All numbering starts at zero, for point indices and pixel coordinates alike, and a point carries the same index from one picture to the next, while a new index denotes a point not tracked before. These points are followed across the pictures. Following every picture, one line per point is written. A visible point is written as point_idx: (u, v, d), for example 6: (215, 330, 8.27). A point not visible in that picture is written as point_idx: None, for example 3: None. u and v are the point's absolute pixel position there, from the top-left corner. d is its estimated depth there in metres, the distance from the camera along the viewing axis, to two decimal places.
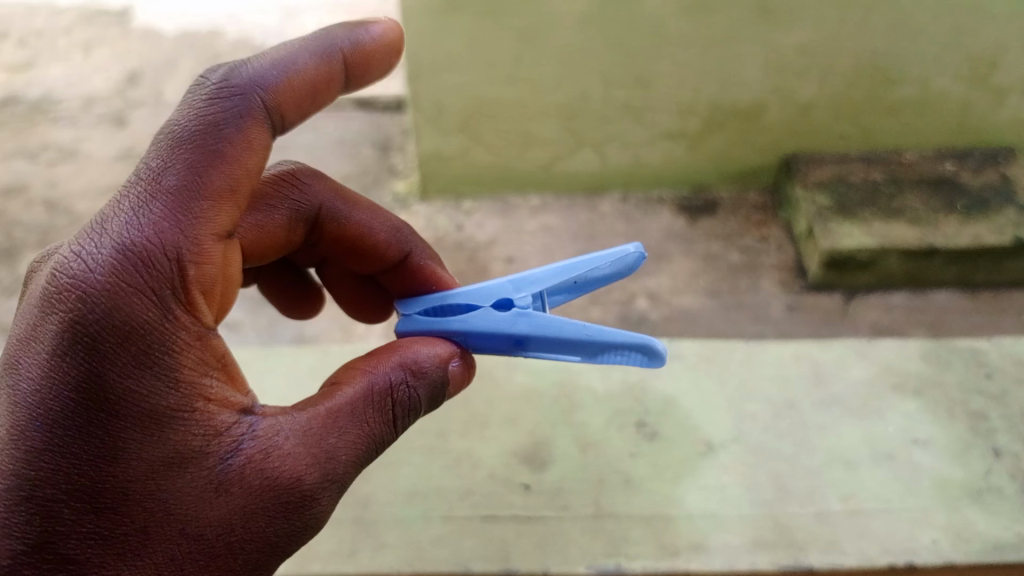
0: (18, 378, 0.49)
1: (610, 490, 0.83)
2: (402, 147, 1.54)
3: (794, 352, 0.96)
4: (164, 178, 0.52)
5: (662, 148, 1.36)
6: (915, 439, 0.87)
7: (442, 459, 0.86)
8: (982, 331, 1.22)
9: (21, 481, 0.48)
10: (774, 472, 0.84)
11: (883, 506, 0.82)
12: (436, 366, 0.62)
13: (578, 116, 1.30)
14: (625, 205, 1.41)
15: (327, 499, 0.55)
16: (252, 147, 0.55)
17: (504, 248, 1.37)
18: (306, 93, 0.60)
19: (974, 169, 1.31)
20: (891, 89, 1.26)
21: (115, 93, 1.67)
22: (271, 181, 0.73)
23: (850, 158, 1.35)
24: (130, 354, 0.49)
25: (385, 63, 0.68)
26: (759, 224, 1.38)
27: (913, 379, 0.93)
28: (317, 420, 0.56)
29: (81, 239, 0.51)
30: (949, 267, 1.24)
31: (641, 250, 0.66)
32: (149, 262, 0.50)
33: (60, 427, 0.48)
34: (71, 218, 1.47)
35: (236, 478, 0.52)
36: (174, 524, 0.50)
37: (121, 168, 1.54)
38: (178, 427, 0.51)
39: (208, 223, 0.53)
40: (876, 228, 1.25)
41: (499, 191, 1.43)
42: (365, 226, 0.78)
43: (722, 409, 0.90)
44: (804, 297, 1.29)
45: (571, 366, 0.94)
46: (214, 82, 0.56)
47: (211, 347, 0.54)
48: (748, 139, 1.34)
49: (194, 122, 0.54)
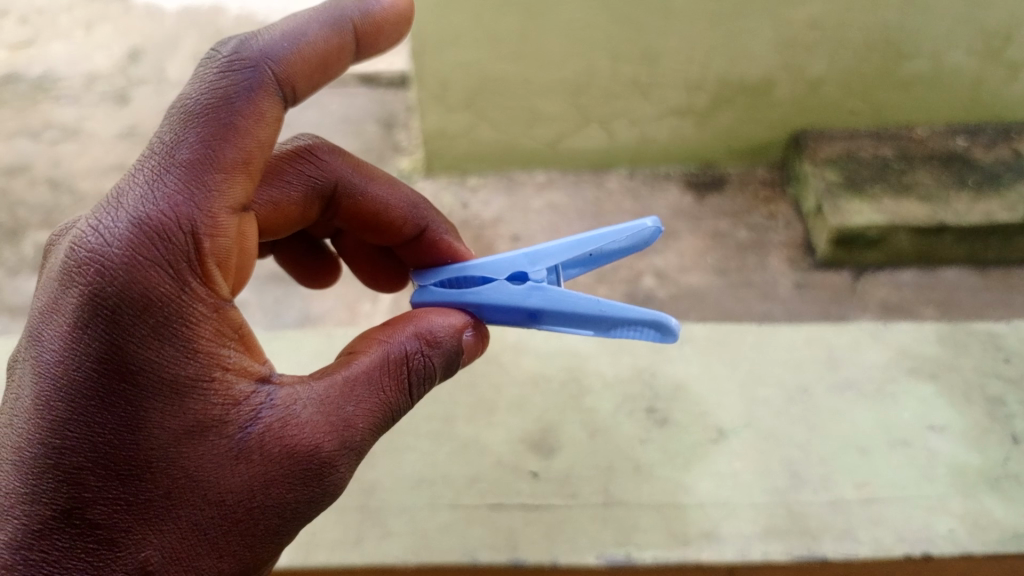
0: (41, 350, 0.51)
1: (620, 478, 0.83)
2: (407, 124, 1.52)
3: (807, 335, 0.95)
4: (177, 151, 0.53)
5: (670, 124, 1.34)
6: (931, 425, 0.86)
7: (448, 446, 0.86)
8: (992, 309, 1.21)
9: (49, 448, 0.50)
10: (786, 459, 0.84)
11: (899, 493, 0.81)
12: (450, 336, 0.63)
13: (586, 92, 1.29)
14: (632, 182, 1.40)
15: (346, 467, 0.57)
16: (263, 122, 0.56)
17: (510, 226, 1.36)
18: (315, 66, 0.60)
19: (987, 144, 1.29)
20: (903, 64, 1.24)
21: (118, 70, 1.66)
22: (285, 156, 0.72)
23: (860, 135, 1.33)
24: (151, 330, 0.50)
25: (395, 33, 0.66)
26: (767, 201, 1.36)
27: (929, 362, 0.92)
28: (334, 389, 0.57)
29: (97, 213, 0.52)
30: (959, 244, 1.23)
31: (659, 225, 0.64)
32: (165, 236, 0.51)
33: (83, 398, 0.50)
34: (75, 197, 1.46)
35: (256, 446, 0.54)
36: (196, 491, 0.52)
37: (124, 147, 1.53)
38: (197, 397, 0.52)
39: (222, 197, 0.54)
40: (887, 205, 1.23)
41: (506, 168, 1.41)
42: (382, 200, 0.77)
43: (734, 394, 0.89)
44: (812, 275, 1.28)
45: (580, 351, 0.94)
46: (226, 55, 0.56)
47: (226, 318, 0.55)
48: (757, 115, 1.32)
49: (205, 96, 0.54)
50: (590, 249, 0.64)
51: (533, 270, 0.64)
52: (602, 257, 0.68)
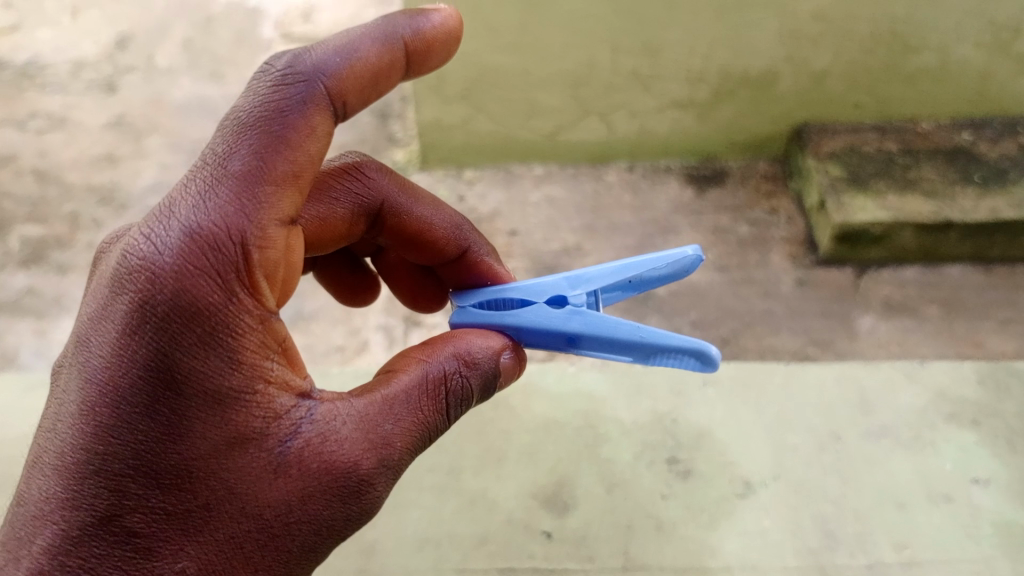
0: (87, 354, 0.49)
1: (642, 537, 0.89)
2: (402, 114, 1.48)
3: (837, 375, 1.03)
4: (230, 163, 0.51)
5: (671, 117, 1.30)
6: (975, 478, 0.93)
7: (455, 502, 0.92)
8: (997, 309, 1.17)
9: (92, 453, 0.48)
10: (820, 515, 0.90)
11: (942, 556, 0.87)
12: (489, 357, 0.61)
13: (585, 84, 1.25)
14: (632, 175, 1.37)
15: (383, 485, 0.55)
16: (314, 134, 0.53)
17: (507, 221, 1.32)
18: (366, 82, 0.56)
19: (993, 139, 1.26)
20: (910, 57, 1.20)
21: (105, 57, 1.62)
22: (335, 172, 0.70)
23: (864, 128, 1.30)
24: (196, 337, 0.48)
25: (444, 52, 0.62)
26: (769, 195, 1.33)
27: (970, 407, 0.99)
28: (374, 405, 0.55)
29: (148, 221, 0.50)
30: (964, 242, 1.20)
31: (699, 253, 0.63)
32: (214, 246, 0.49)
33: (129, 405, 0.48)
34: (62, 188, 1.40)
35: (295, 461, 0.52)
36: (234, 503, 0.50)
37: (112, 137, 1.47)
38: (239, 409, 0.50)
39: (272, 209, 0.52)
40: (891, 202, 1.20)
41: (503, 160, 1.38)
42: (426, 220, 0.74)
43: (763, 445, 0.96)
44: (815, 272, 1.23)
45: (595, 396, 1.02)
46: (279, 69, 0.53)
47: (272, 331, 0.53)
48: (759, 108, 1.29)
49: (259, 109, 0.52)
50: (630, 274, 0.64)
51: (573, 294, 0.64)
52: (641, 284, 0.68)
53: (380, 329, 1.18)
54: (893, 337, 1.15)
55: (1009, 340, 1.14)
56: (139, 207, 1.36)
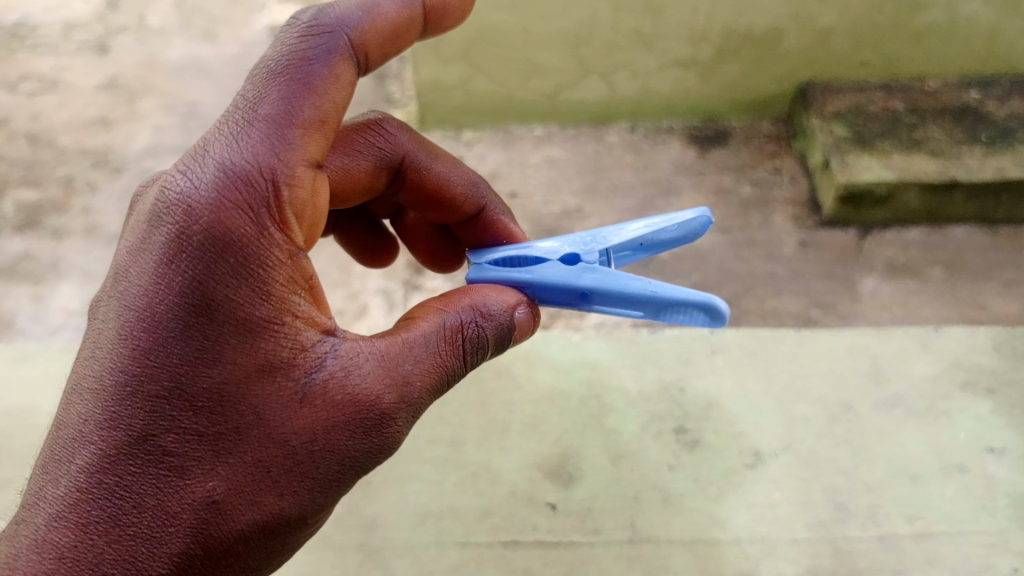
0: (125, 285, 0.52)
1: (649, 510, 0.89)
2: (399, 74, 1.45)
3: (850, 344, 1.01)
4: (260, 106, 0.54)
5: (673, 77, 1.28)
6: (990, 446, 0.93)
7: (457, 476, 0.92)
8: (1001, 271, 1.16)
9: (130, 375, 0.51)
10: (831, 487, 0.90)
11: (956, 528, 0.88)
12: (504, 311, 0.62)
13: (586, 43, 1.22)
14: (633, 136, 1.35)
15: (402, 422, 0.57)
16: (338, 83, 0.56)
17: (507, 182, 1.30)
18: (387, 37, 0.60)
19: (1000, 98, 1.23)
20: (918, 14, 1.17)
21: (96, 17, 1.58)
22: (358, 126, 0.71)
23: (870, 87, 1.27)
24: (229, 265, 0.51)
25: (460, 12, 0.65)
26: (772, 156, 1.31)
27: (986, 375, 0.98)
28: (395, 345, 0.58)
29: (183, 162, 0.53)
30: (969, 203, 1.18)
31: (709, 216, 0.65)
32: (247, 182, 0.52)
33: (165, 330, 0.51)
34: (55, 151, 1.38)
35: (320, 392, 0.54)
36: (262, 427, 0.53)
37: (105, 99, 1.45)
38: (269, 338, 0.53)
39: (299, 151, 0.54)
40: (896, 162, 1.18)
41: (502, 122, 1.35)
42: (445, 177, 0.76)
43: (773, 416, 0.96)
44: (818, 233, 1.22)
45: (599, 364, 1.01)
46: (305, 21, 0.56)
47: (300, 268, 0.56)
48: (763, 67, 1.26)
49: (286, 56, 0.55)
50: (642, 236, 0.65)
51: (588, 252, 0.64)
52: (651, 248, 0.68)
53: (379, 293, 1.17)
54: (896, 299, 1.14)
55: (1012, 302, 1.13)
56: (135, 171, 1.34)
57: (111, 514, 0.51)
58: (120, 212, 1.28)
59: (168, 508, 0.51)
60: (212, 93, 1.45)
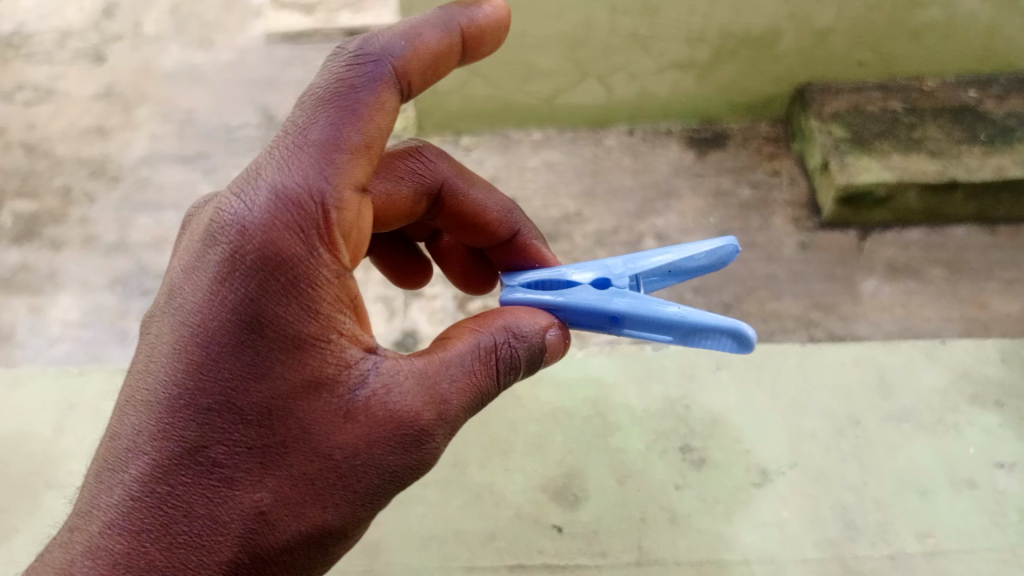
0: (178, 300, 0.52)
1: (656, 530, 0.89)
2: None
3: (856, 357, 1.02)
4: (310, 131, 0.53)
5: (671, 79, 1.27)
6: (1000, 462, 0.92)
7: (461, 498, 0.92)
8: (1002, 270, 1.15)
9: (183, 389, 0.51)
10: (839, 505, 0.90)
11: (967, 545, 0.87)
12: (537, 333, 0.60)
13: (583, 46, 1.22)
14: (631, 139, 1.34)
15: (440, 439, 0.57)
16: (383, 109, 0.55)
17: (505, 187, 1.29)
18: (428, 66, 0.58)
19: (998, 96, 1.23)
20: (916, 13, 1.17)
21: (91, 25, 1.58)
22: (398, 153, 0.73)
23: (868, 87, 1.27)
24: (279, 283, 0.51)
25: (495, 42, 0.63)
26: (771, 157, 1.30)
27: (994, 388, 0.98)
28: (433, 364, 0.57)
29: (235, 182, 0.52)
30: (969, 202, 1.17)
31: (737, 245, 0.66)
32: (297, 204, 0.51)
33: (217, 346, 0.51)
34: (51, 161, 1.37)
35: (363, 409, 0.54)
36: (308, 443, 0.53)
37: (101, 108, 1.44)
38: (315, 355, 0.53)
39: (347, 175, 0.53)
40: (895, 162, 1.17)
41: (500, 126, 1.35)
42: (480, 203, 0.77)
43: (779, 432, 0.95)
44: (818, 235, 1.21)
45: (605, 382, 1.01)
46: (351, 49, 0.56)
47: (346, 287, 0.55)
48: (761, 68, 1.26)
49: (334, 82, 0.54)
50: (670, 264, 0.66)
51: (618, 278, 0.65)
52: (679, 275, 0.69)
53: (378, 301, 1.16)
54: (897, 300, 1.14)
55: (1014, 301, 1.12)
56: (131, 179, 1.33)
57: (162, 523, 0.51)
58: (118, 220, 1.28)
59: (217, 519, 0.52)
60: (208, 100, 1.44)
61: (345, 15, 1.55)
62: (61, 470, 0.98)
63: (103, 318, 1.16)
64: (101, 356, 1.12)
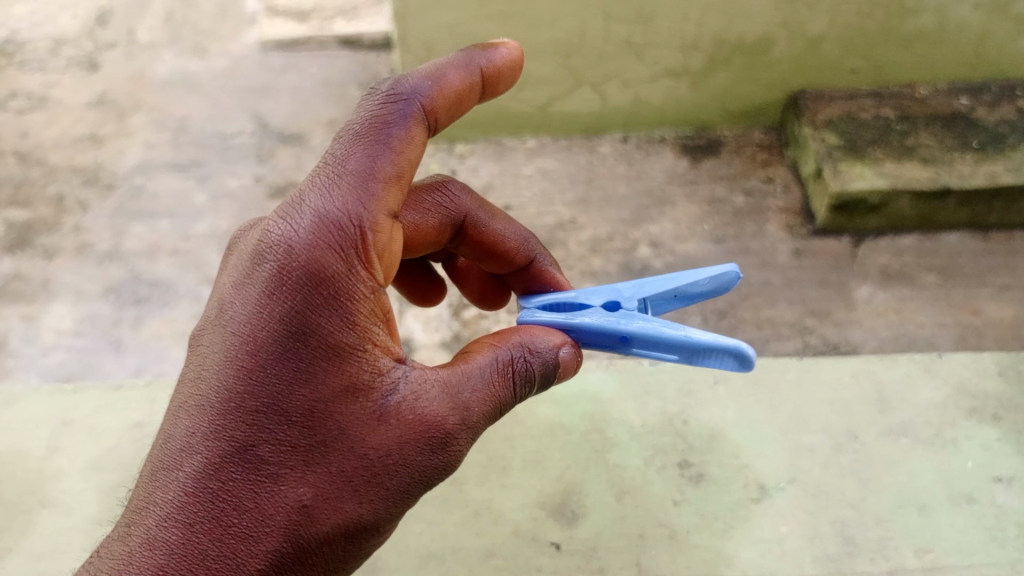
0: (226, 312, 0.54)
1: (654, 546, 0.88)
2: None
3: (853, 372, 1.02)
4: (349, 162, 0.56)
5: (664, 86, 1.28)
6: (998, 476, 0.93)
7: (459, 515, 0.91)
8: (995, 276, 1.16)
9: (231, 395, 0.53)
10: (838, 520, 0.90)
11: (966, 560, 0.87)
12: (550, 350, 0.61)
13: (577, 54, 1.22)
14: (625, 146, 1.34)
15: (465, 443, 0.58)
16: (413, 143, 0.58)
17: (500, 195, 1.29)
18: (452, 104, 0.61)
19: (990, 103, 1.24)
20: (907, 20, 1.17)
21: (84, 33, 1.58)
22: (425, 186, 0.74)
23: (861, 95, 1.27)
24: (322, 296, 0.53)
25: (510, 80, 0.66)
26: (765, 164, 1.31)
27: (992, 402, 0.98)
28: (457, 374, 0.58)
29: (281, 207, 0.55)
30: (961, 209, 1.18)
31: (739, 271, 0.66)
32: (337, 226, 0.54)
33: (264, 353, 0.53)
34: (44, 169, 1.37)
35: (396, 413, 0.55)
36: (346, 445, 0.54)
37: (94, 116, 1.44)
38: (353, 362, 0.54)
39: (382, 200, 0.56)
40: (888, 169, 1.17)
41: (494, 134, 1.35)
42: (500, 235, 0.77)
43: (777, 446, 0.95)
44: (811, 242, 1.21)
45: (603, 399, 1.01)
46: (384, 90, 0.59)
47: (381, 301, 0.57)
48: (754, 75, 1.26)
49: (370, 119, 0.57)
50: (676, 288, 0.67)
51: (627, 300, 0.65)
52: (685, 299, 0.69)
53: None
54: (891, 306, 1.14)
55: (1008, 307, 1.12)
56: (125, 187, 1.33)
57: (212, 518, 0.53)
58: (112, 228, 1.27)
59: (263, 514, 0.53)
60: (202, 107, 1.44)
61: (339, 23, 1.54)
62: (54, 488, 0.97)
63: (97, 327, 1.15)
64: (95, 366, 1.11)
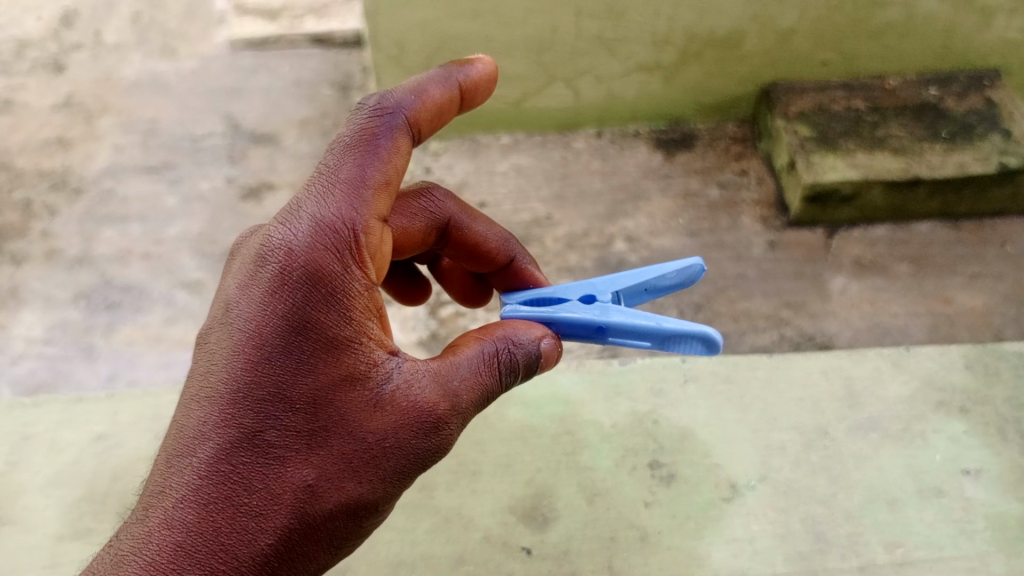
0: (228, 311, 0.54)
1: (625, 550, 0.88)
2: (363, 86, 1.44)
3: (823, 367, 1.03)
4: (341, 170, 0.56)
5: (638, 81, 1.28)
6: (966, 470, 0.94)
7: (430, 521, 0.91)
8: (965, 264, 1.17)
9: (235, 387, 0.53)
10: (809, 518, 0.90)
11: (936, 555, 0.88)
12: (531, 342, 0.59)
13: (549, 49, 1.21)
14: (600, 141, 1.34)
15: (456, 428, 0.57)
16: (399, 152, 0.58)
17: (475, 192, 1.28)
18: (434, 118, 0.61)
19: (959, 93, 1.25)
20: (875, 13, 1.18)
21: (49, 35, 1.56)
22: (410, 192, 0.74)
23: (832, 87, 1.28)
24: (321, 293, 0.53)
25: (485, 94, 0.66)
26: (738, 157, 1.31)
27: (959, 395, 1.00)
28: (446, 364, 0.58)
29: (280, 215, 0.55)
30: (932, 198, 1.19)
31: (702, 263, 0.66)
32: (333, 230, 0.54)
33: (266, 347, 0.53)
34: (10, 174, 1.34)
35: (391, 401, 0.55)
36: (346, 430, 0.54)
37: (61, 119, 1.41)
38: (351, 353, 0.54)
39: (372, 204, 0.57)
40: (860, 160, 1.18)
41: (468, 131, 1.35)
42: (483, 236, 0.77)
43: (747, 444, 0.96)
44: (786, 234, 1.22)
45: (573, 400, 1.01)
46: (371, 104, 0.59)
47: (374, 298, 0.57)
48: (726, 69, 1.27)
49: (359, 130, 0.58)
50: (645, 282, 0.67)
51: (601, 294, 0.66)
52: (654, 292, 0.70)
53: None
54: (864, 296, 1.15)
55: (978, 295, 1.13)
56: (95, 191, 1.31)
57: (220, 501, 0.52)
58: (81, 234, 1.25)
59: (270, 495, 0.53)
60: (172, 109, 1.42)
61: (310, 22, 1.53)
62: (15, 506, 0.94)
63: (69, 334, 1.14)
64: (67, 374, 1.10)
